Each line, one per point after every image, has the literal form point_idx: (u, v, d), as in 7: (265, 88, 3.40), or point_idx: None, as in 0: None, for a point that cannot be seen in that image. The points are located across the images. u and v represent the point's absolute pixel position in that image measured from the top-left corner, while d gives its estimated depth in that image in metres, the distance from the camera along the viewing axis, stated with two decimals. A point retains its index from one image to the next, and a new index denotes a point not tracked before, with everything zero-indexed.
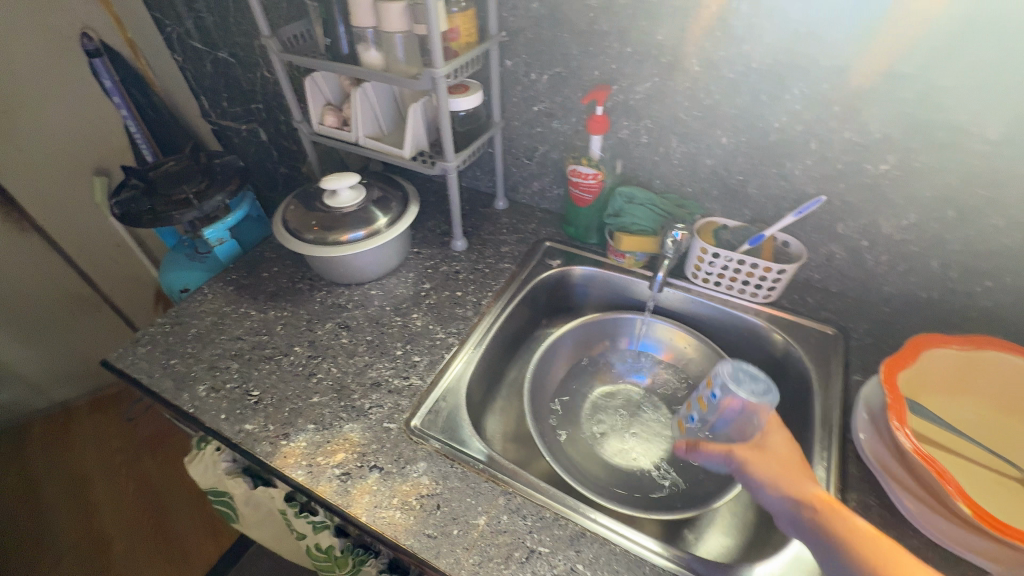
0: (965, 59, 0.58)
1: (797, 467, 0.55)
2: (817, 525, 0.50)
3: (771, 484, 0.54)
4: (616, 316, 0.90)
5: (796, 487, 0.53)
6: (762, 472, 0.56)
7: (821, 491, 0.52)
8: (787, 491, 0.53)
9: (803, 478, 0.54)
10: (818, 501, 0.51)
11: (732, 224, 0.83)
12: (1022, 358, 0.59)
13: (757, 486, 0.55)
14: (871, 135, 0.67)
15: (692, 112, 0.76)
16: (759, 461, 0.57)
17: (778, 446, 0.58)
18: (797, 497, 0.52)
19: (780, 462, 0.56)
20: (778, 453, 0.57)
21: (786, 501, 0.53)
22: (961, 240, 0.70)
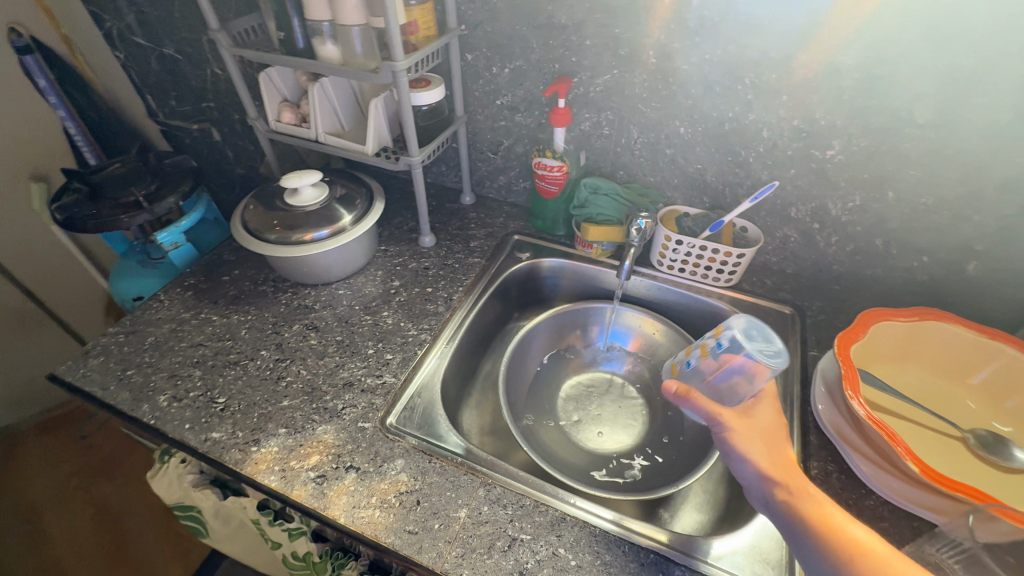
0: (898, 49, 0.62)
1: (777, 441, 0.53)
2: (787, 503, 0.48)
3: (750, 456, 0.52)
4: (587, 306, 0.91)
5: (772, 462, 0.51)
6: (743, 441, 0.53)
7: (796, 469, 0.51)
8: (764, 465, 0.51)
9: (780, 454, 0.52)
10: (792, 480, 0.50)
11: (693, 212, 0.86)
12: (957, 326, 0.64)
13: (736, 456, 0.53)
14: (817, 123, 0.70)
15: (649, 103, 0.78)
16: (740, 429, 0.54)
17: (766, 419, 0.56)
18: (773, 473, 0.51)
19: (763, 436, 0.54)
20: (762, 426, 0.55)
21: (762, 476, 0.51)
22: (901, 218, 0.74)
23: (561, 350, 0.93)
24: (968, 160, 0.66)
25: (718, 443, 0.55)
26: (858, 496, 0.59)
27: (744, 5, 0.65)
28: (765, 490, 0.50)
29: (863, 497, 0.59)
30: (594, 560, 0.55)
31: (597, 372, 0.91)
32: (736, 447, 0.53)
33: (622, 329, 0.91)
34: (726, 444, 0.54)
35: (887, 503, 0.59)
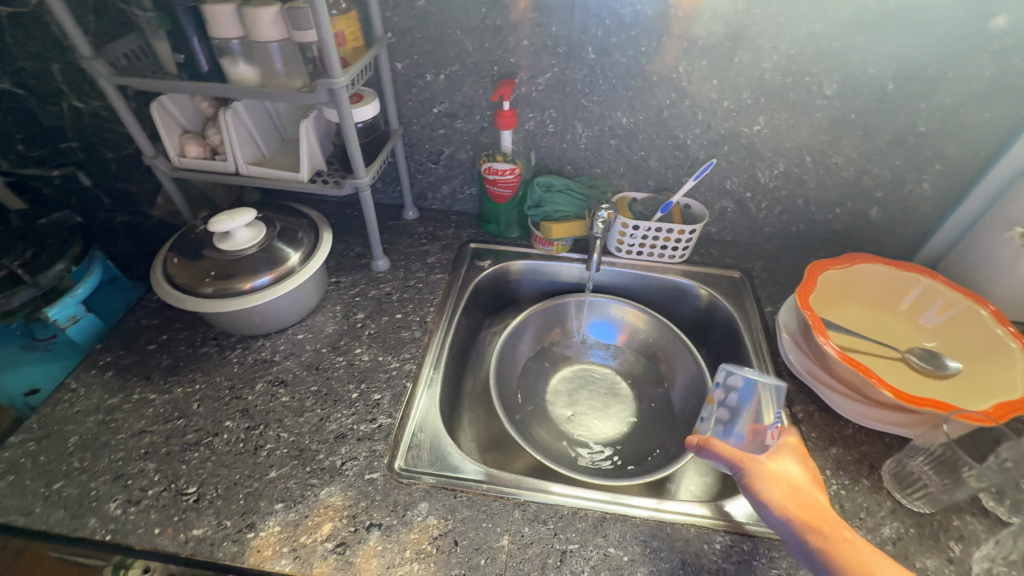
0: (806, 30, 0.69)
1: (806, 486, 0.52)
2: (820, 550, 0.47)
3: (777, 504, 0.51)
4: (559, 302, 0.92)
5: (801, 508, 0.50)
6: (769, 492, 0.51)
7: (826, 513, 0.50)
8: (793, 513, 0.50)
9: (809, 499, 0.51)
10: (825, 525, 0.49)
11: (642, 197, 0.90)
12: (881, 264, 0.75)
13: (760, 503, 0.51)
14: (743, 102, 0.77)
15: (591, 98, 0.80)
16: (767, 480, 0.52)
17: (796, 460, 0.54)
18: (801, 520, 0.49)
19: (791, 480, 0.52)
20: (792, 467, 0.54)
21: (791, 524, 0.49)
22: (817, 178, 0.84)
23: (538, 350, 0.93)
24: (867, 123, 0.77)
25: (740, 489, 0.54)
26: (838, 427, 0.67)
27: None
28: (797, 537, 0.49)
29: (843, 427, 0.67)
30: (644, 549, 0.56)
31: (580, 366, 0.92)
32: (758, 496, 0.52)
33: (606, 318, 0.93)
34: (749, 491, 0.52)
35: (862, 428, 0.67)
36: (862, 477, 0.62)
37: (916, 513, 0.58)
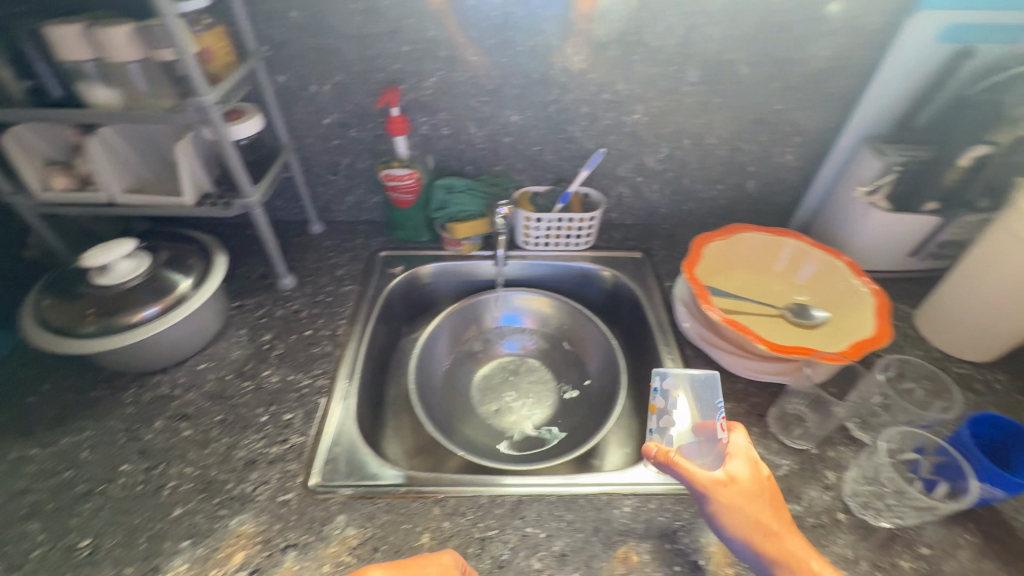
0: (665, 23, 0.74)
1: (770, 511, 0.53)
2: None
3: (744, 537, 0.52)
4: (474, 301, 0.94)
5: (767, 540, 0.51)
6: (737, 525, 0.52)
7: (791, 540, 0.52)
8: (760, 545, 0.51)
9: (773, 527, 0.52)
10: (791, 556, 0.51)
11: (543, 189, 0.93)
12: (756, 232, 0.82)
13: (726, 532, 0.53)
14: (620, 93, 0.82)
15: (480, 98, 0.82)
16: (733, 511, 0.53)
17: (756, 478, 0.55)
18: (770, 553, 0.51)
19: (753, 504, 0.53)
20: (755, 490, 0.54)
21: (754, 552, 0.51)
22: (697, 158, 0.91)
23: (460, 349, 0.94)
24: (732, 104, 0.84)
25: (706, 515, 0.54)
26: (730, 383, 0.74)
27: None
28: (758, 563, 0.51)
29: (734, 383, 0.74)
30: (560, 524, 0.58)
31: (501, 359, 0.94)
32: (724, 524, 0.53)
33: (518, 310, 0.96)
34: (716, 522, 0.53)
35: (750, 381, 0.74)
36: (751, 424, 0.68)
37: (797, 450, 0.65)
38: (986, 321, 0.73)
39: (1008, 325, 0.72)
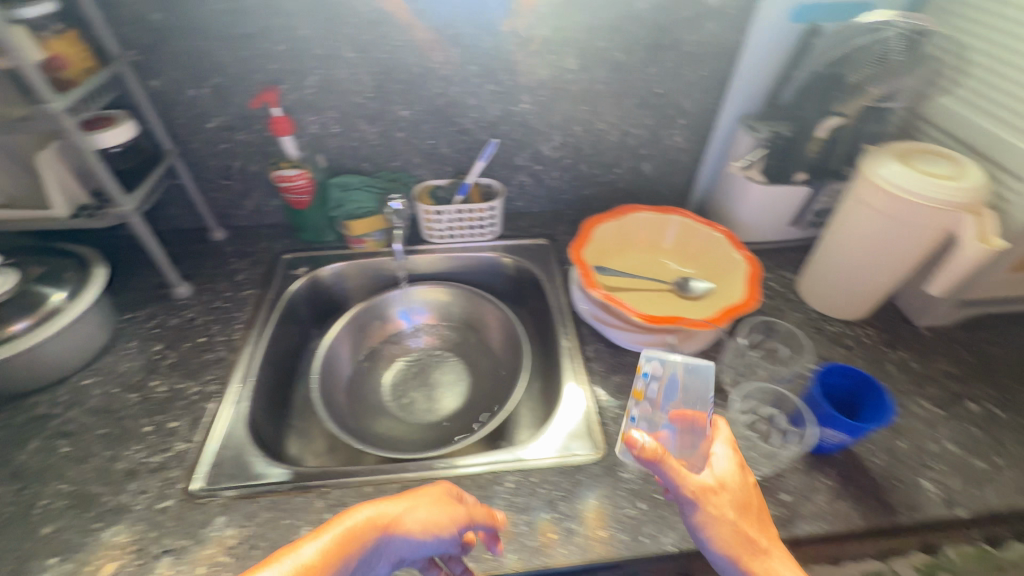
0: (535, 13, 0.76)
1: (753, 520, 0.51)
2: None
3: (724, 547, 0.50)
4: (380, 300, 0.94)
5: (747, 552, 0.49)
6: (718, 535, 0.50)
7: (773, 551, 0.50)
8: (739, 557, 0.49)
9: (756, 538, 0.50)
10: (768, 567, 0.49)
11: (443, 183, 0.94)
12: (644, 211, 0.85)
13: (707, 542, 0.50)
14: (505, 84, 0.83)
15: (364, 94, 0.82)
16: (717, 521, 0.50)
17: (744, 488, 0.52)
18: (747, 564, 0.49)
19: (740, 517, 0.51)
20: (741, 499, 0.51)
21: (734, 563, 0.50)
22: (591, 144, 0.94)
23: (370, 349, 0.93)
24: (614, 90, 0.86)
25: (689, 522, 0.51)
26: (618, 357, 0.77)
27: None
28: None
29: (622, 356, 0.77)
30: None
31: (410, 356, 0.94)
32: (709, 534, 0.50)
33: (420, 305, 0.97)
34: (698, 532, 0.50)
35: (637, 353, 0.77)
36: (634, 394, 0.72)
37: None
38: (849, 279, 0.78)
39: (865, 281, 0.77)
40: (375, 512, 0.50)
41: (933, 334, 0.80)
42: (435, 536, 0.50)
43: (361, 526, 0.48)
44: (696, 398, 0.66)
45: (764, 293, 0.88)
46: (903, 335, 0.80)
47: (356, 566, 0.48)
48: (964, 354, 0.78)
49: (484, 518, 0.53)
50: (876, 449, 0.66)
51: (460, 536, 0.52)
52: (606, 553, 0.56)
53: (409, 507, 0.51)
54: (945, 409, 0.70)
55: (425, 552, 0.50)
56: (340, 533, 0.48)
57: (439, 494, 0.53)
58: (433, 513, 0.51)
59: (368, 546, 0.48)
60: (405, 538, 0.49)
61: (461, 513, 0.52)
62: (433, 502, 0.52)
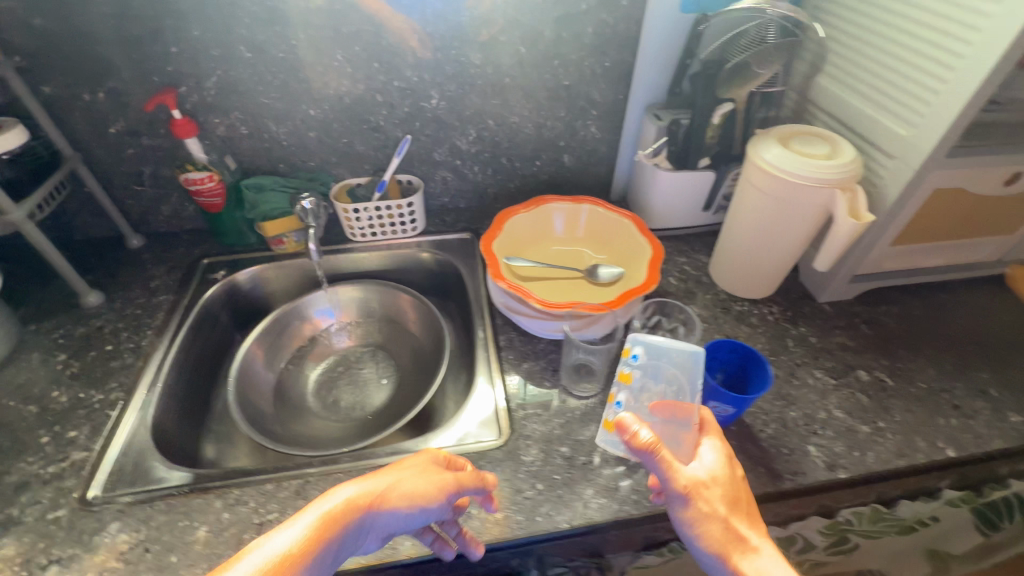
0: (430, 9, 0.77)
1: (740, 516, 0.53)
2: None
3: (708, 541, 0.52)
4: (298, 304, 0.91)
5: (732, 546, 0.51)
6: (704, 528, 0.52)
7: (757, 544, 0.52)
8: (724, 549, 0.51)
9: (743, 533, 0.52)
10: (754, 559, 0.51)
11: (363, 181, 0.94)
12: (556, 201, 0.87)
13: (693, 536, 0.53)
14: (411, 80, 0.84)
15: (269, 94, 0.82)
16: (704, 515, 0.52)
17: (732, 484, 0.55)
18: (732, 557, 0.51)
19: (730, 514, 0.53)
20: (727, 493, 0.54)
21: (718, 558, 0.52)
22: (507, 137, 0.95)
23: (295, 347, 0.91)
24: (522, 84, 0.88)
25: (677, 517, 0.54)
26: (531, 346, 0.78)
27: None
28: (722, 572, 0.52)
29: (534, 344, 0.78)
30: None
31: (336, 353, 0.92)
32: (697, 529, 0.53)
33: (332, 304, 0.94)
34: (683, 525, 0.53)
35: (549, 341, 0.78)
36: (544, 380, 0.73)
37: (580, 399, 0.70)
38: (747, 260, 0.81)
39: (761, 261, 0.80)
40: (355, 491, 0.51)
41: (834, 309, 0.84)
42: (422, 506, 0.51)
43: (342, 509, 0.49)
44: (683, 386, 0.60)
45: (678, 277, 0.90)
46: (805, 311, 0.83)
47: (341, 546, 0.49)
48: (862, 327, 0.81)
49: (474, 481, 0.56)
50: (768, 420, 0.68)
51: (451, 502, 0.53)
52: (501, 534, 0.58)
53: (394, 482, 0.52)
54: (837, 378, 0.73)
55: (417, 523, 0.52)
56: (321, 514, 0.49)
57: (428, 460, 0.56)
58: (419, 483, 0.53)
59: (351, 524, 0.49)
60: (391, 514, 0.51)
61: (449, 481, 0.54)
62: (417, 473, 0.54)
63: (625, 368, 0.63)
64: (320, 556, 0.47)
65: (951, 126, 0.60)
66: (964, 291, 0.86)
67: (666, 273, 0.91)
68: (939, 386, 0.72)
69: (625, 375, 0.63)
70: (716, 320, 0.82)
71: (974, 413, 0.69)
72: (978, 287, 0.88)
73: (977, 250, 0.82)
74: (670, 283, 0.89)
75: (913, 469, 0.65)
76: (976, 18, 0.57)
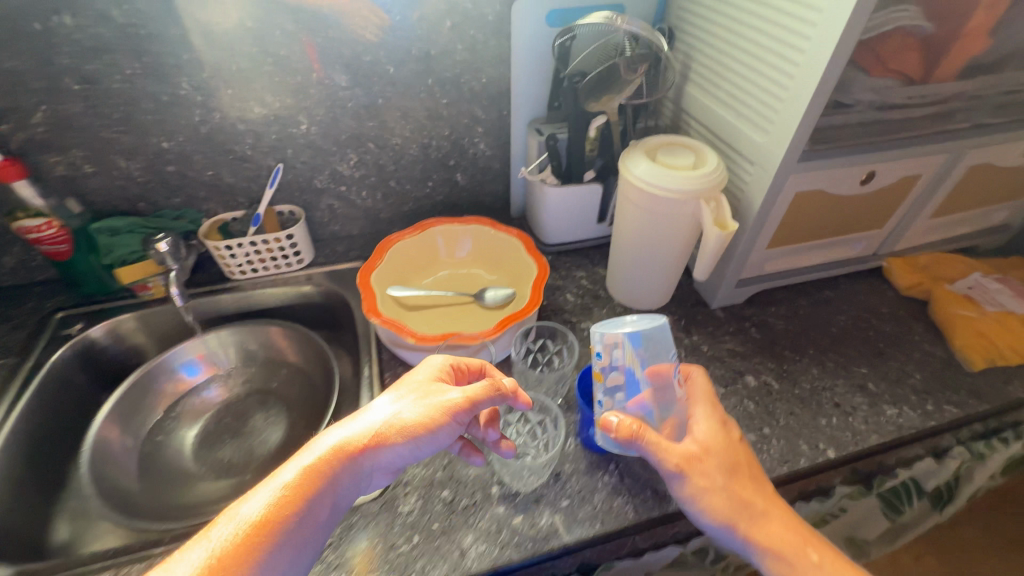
0: (282, 31, 0.72)
1: (739, 481, 0.53)
2: (750, 542, 0.51)
3: (712, 513, 0.52)
4: (159, 362, 0.82)
5: (737, 513, 0.51)
6: (707, 501, 0.52)
7: (759, 507, 0.52)
8: (725, 517, 0.51)
9: (744, 498, 0.52)
10: (762, 520, 0.52)
11: (237, 216, 0.87)
12: (442, 224, 0.83)
13: (697, 509, 0.52)
14: (273, 106, 0.79)
15: (112, 129, 0.75)
16: (706, 487, 0.52)
17: (730, 441, 0.55)
18: (736, 521, 0.51)
19: (728, 483, 0.52)
20: (723, 459, 0.54)
21: (727, 526, 0.52)
22: (393, 160, 0.91)
23: (168, 406, 0.82)
24: (398, 104, 0.84)
25: (676, 490, 0.54)
26: None
27: (123, 16, 0.66)
28: (731, 537, 0.52)
29: None
30: None
31: (215, 405, 0.84)
32: (702, 502, 0.52)
33: (194, 356, 0.85)
34: (685, 499, 0.53)
35: None
36: None
37: None
38: (633, 272, 0.80)
39: (644, 273, 0.79)
40: (342, 438, 0.50)
41: (725, 314, 0.84)
42: (427, 436, 0.51)
43: (332, 455, 0.49)
44: (662, 351, 0.56)
45: (575, 293, 0.88)
46: (698, 318, 0.83)
47: (339, 491, 0.48)
48: (751, 330, 0.81)
49: (487, 394, 0.53)
50: None
51: (462, 418, 0.53)
52: None
53: (391, 417, 0.51)
54: (726, 386, 0.73)
55: (423, 451, 0.51)
56: (301, 471, 0.48)
57: (437, 376, 0.56)
58: (415, 416, 0.51)
59: (343, 470, 0.49)
60: (392, 450, 0.50)
61: (454, 405, 0.52)
62: (416, 400, 0.52)
63: (596, 364, 0.57)
64: (311, 506, 0.47)
65: (796, 130, 0.61)
66: (845, 286, 0.89)
67: (564, 289, 0.89)
68: (821, 385, 0.73)
69: (599, 372, 0.57)
70: None
71: (853, 410, 0.70)
72: (858, 280, 0.91)
73: (852, 246, 0.85)
74: (567, 299, 0.87)
75: (796, 473, 0.65)
76: (804, 26, 0.58)
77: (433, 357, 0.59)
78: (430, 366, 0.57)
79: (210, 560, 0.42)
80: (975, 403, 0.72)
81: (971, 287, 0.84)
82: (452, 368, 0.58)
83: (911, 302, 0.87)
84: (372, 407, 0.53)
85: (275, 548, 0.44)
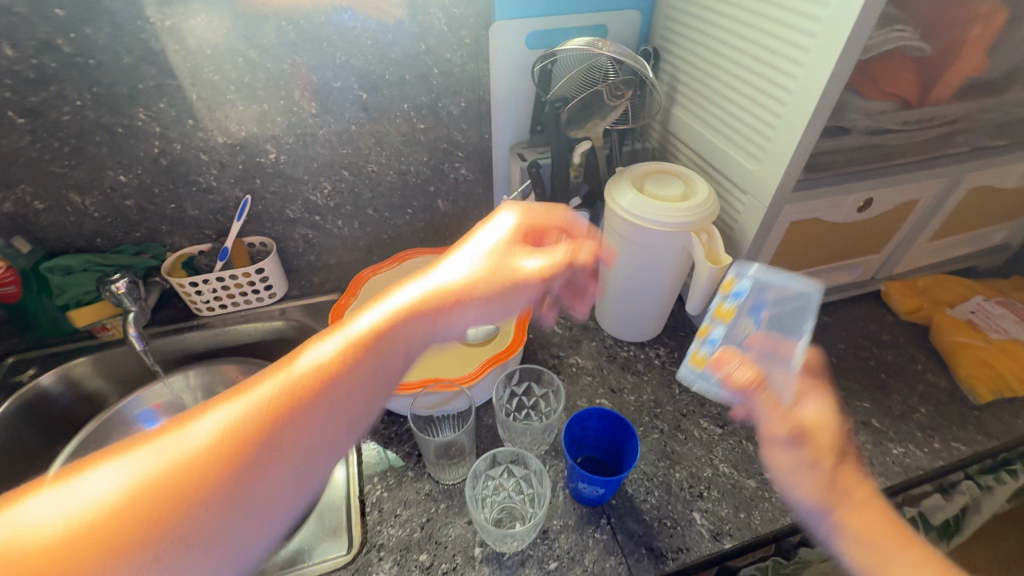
0: (244, 57, 0.68)
1: (841, 461, 0.47)
2: (842, 528, 0.44)
3: (801, 484, 0.47)
4: (117, 414, 0.77)
5: (829, 487, 0.46)
6: (798, 471, 0.47)
7: (862, 493, 0.46)
8: (816, 490, 0.46)
9: (843, 479, 0.46)
10: (862, 510, 0.45)
11: (204, 249, 0.83)
12: (421, 255, 0.79)
13: (786, 480, 0.48)
14: (238, 135, 0.74)
15: (62, 163, 0.70)
16: (806, 455, 0.47)
17: (841, 428, 0.49)
18: (826, 499, 0.46)
19: (833, 462, 0.47)
20: (828, 433, 0.48)
21: (815, 501, 0.46)
22: (369, 187, 0.86)
23: None
24: (372, 130, 0.80)
25: (770, 455, 0.50)
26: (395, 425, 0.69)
27: (69, 45, 0.62)
28: (820, 519, 0.46)
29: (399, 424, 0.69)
30: None
31: None
32: (794, 472, 0.48)
33: (151, 407, 0.80)
34: (777, 465, 0.49)
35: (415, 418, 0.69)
36: (407, 470, 0.63)
37: (445, 488, 0.61)
38: (623, 303, 0.76)
39: (635, 306, 0.75)
40: (417, 295, 0.48)
41: None
42: (500, 306, 0.50)
43: (406, 310, 0.46)
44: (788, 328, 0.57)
45: (563, 324, 0.84)
46: None
47: (408, 350, 0.46)
48: None
49: (564, 266, 0.55)
50: (651, 486, 0.62)
51: (541, 285, 0.53)
52: None
53: (465, 276, 0.50)
54: (723, 427, 0.69)
55: (500, 312, 0.51)
56: (370, 326, 0.45)
57: (514, 238, 0.54)
58: (493, 280, 0.50)
59: (416, 329, 0.46)
60: (468, 313, 0.49)
61: (534, 274, 0.52)
62: (489, 263, 0.51)
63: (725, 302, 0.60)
64: (376, 362, 0.44)
65: (791, 159, 0.58)
66: (843, 311, 0.86)
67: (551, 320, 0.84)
68: None
69: (724, 313, 0.59)
70: (602, 371, 0.76)
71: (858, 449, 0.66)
72: (857, 304, 0.87)
73: (849, 271, 0.81)
74: (555, 332, 0.83)
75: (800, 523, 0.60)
76: (797, 50, 0.55)
77: (501, 216, 0.56)
78: (501, 225, 0.54)
79: (282, 389, 0.40)
80: (985, 440, 0.68)
81: (973, 312, 0.81)
82: (528, 227, 0.56)
83: (912, 327, 0.84)
84: (444, 268, 0.51)
85: (327, 394, 0.41)
